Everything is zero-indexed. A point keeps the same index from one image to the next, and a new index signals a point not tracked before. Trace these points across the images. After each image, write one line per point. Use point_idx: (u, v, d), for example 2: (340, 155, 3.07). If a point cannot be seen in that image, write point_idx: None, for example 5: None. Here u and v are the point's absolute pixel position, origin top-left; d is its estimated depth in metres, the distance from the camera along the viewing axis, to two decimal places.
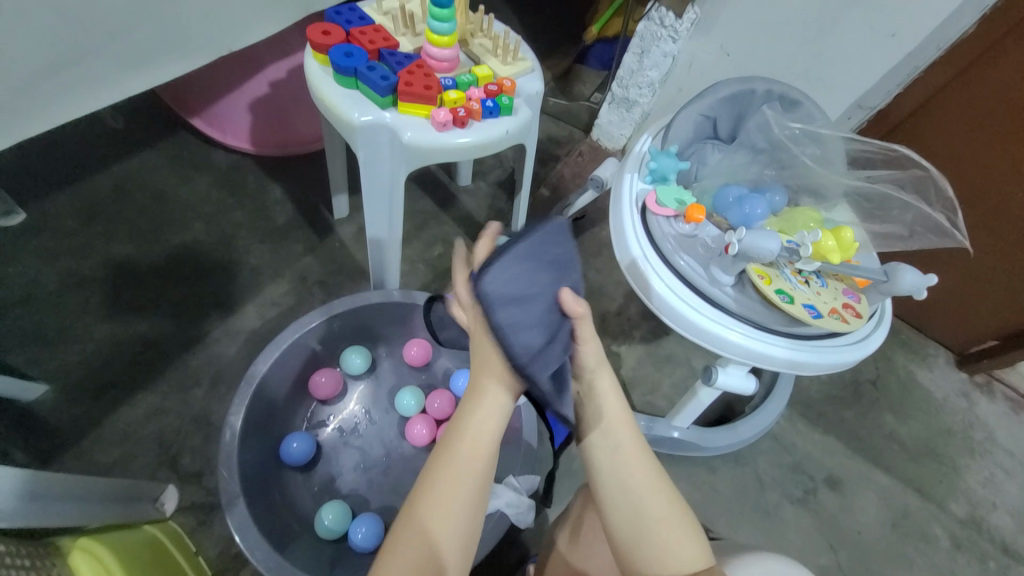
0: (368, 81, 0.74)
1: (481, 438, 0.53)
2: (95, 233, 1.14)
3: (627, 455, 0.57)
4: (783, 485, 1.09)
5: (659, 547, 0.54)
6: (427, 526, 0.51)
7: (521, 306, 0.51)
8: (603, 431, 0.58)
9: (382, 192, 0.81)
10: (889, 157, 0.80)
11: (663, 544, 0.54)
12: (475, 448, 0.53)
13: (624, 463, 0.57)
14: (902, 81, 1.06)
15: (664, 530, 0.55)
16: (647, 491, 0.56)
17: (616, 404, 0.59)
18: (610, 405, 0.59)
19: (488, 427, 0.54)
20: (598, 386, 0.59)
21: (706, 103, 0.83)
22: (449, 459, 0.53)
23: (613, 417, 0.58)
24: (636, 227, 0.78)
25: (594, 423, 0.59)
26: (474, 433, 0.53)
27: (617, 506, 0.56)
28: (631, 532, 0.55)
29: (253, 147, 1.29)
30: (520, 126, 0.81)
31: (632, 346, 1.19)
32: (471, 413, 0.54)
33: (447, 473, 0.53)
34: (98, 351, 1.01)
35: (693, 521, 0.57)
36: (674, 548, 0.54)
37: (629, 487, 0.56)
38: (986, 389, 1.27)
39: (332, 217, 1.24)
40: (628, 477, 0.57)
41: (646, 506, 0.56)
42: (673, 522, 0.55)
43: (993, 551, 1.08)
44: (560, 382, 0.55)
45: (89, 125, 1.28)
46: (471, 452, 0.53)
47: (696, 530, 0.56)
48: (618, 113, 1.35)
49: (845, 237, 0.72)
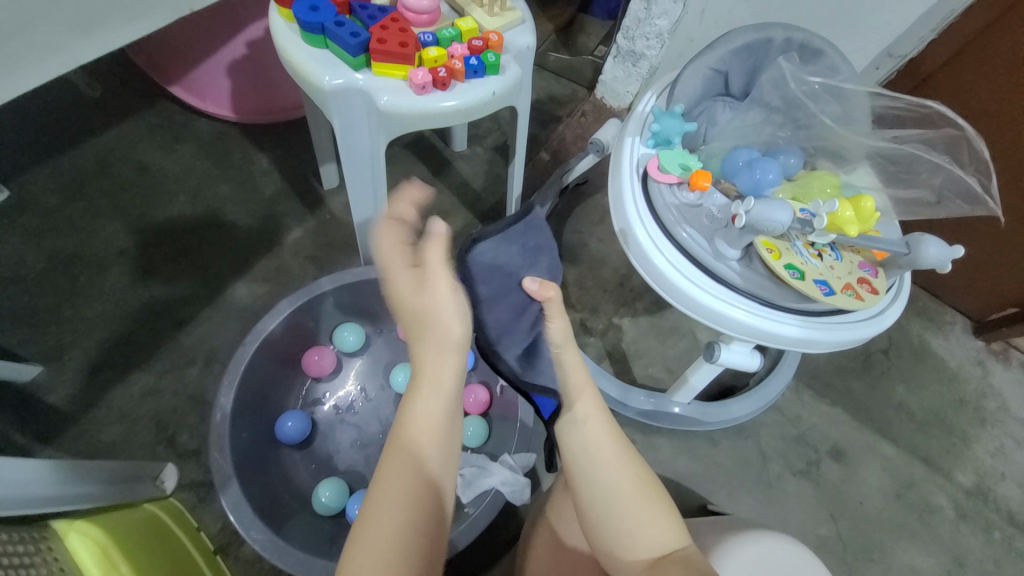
0: (338, 39, 0.67)
1: (439, 408, 0.54)
2: (78, 210, 1.11)
3: (595, 430, 0.58)
4: (785, 457, 1.07)
5: (628, 519, 0.54)
6: (399, 485, 0.50)
7: (497, 279, 0.59)
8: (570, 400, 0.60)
9: (363, 163, 0.76)
10: (921, 115, 0.73)
11: (631, 516, 0.54)
12: (435, 400, 0.54)
13: (593, 440, 0.58)
14: (935, 26, 0.98)
15: (633, 501, 0.54)
16: (614, 463, 0.56)
17: (581, 374, 0.61)
18: (574, 374, 0.61)
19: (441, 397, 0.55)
20: (564, 358, 0.61)
21: (717, 55, 0.75)
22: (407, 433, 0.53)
23: (579, 386, 0.60)
24: (636, 196, 0.72)
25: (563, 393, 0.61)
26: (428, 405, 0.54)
27: (586, 477, 0.56)
28: (599, 502, 0.55)
29: (235, 114, 1.22)
30: (508, 86, 0.74)
31: (635, 319, 1.15)
32: (426, 369, 0.55)
33: (414, 426, 0.53)
34: (90, 332, 1.00)
35: (665, 496, 0.56)
36: (644, 520, 0.53)
37: (596, 456, 0.57)
38: (1003, 357, 1.22)
39: (321, 187, 1.19)
40: (596, 447, 0.57)
41: (615, 477, 0.55)
42: (643, 495, 0.55)
43: (997, 520, 1.07)
44: (527, 357, 0.61)
45: (65, 94, 1.22)
46: (429, 421, 0.53)
47: (668, 505, 0.55)
48: (624, 68, 1.24)
49: (865, 207, 0.65)
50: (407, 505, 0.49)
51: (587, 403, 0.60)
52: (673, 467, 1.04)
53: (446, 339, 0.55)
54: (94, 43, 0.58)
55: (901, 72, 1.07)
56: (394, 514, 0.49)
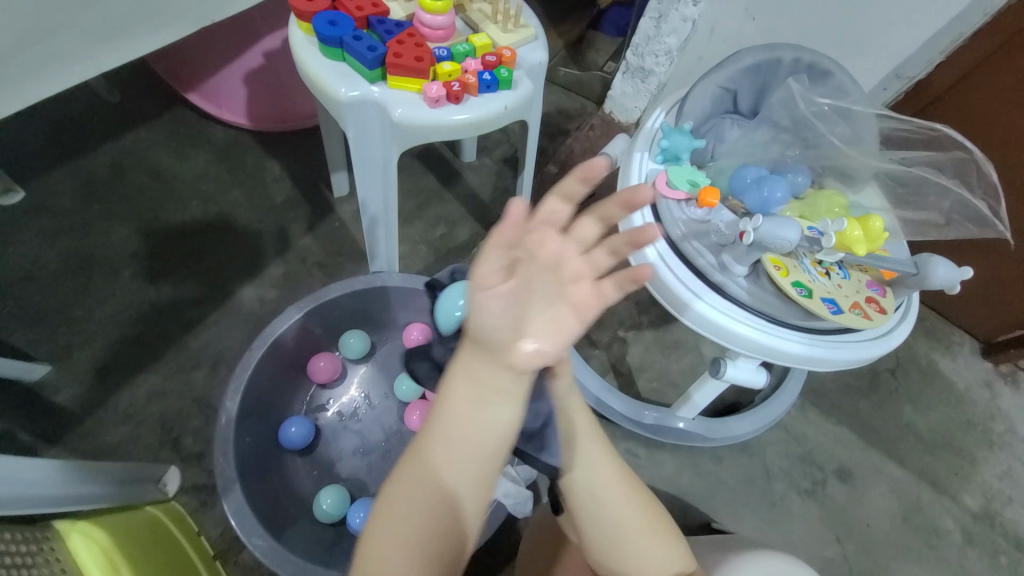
0: (355, 52, 0.69)
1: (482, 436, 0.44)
2: (93, 212, 1.13)
3: (602, 471, 0.54)
4: (790, 476, 1.06)
5: (637, 559, 0.54)
6: (411, 509, 0.45)
7: None
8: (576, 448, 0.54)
9: (375, 173, 0.77)
10: (928, 137, 0.73)
11: (641, 554, 0.54)
12: (461, 428, 0.45)
13: (599, 480, 0.54)
14: (944, 48, 0.99)
15: (644, 541, 0.54)
16: (623, 506, 0.54)
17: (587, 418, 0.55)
18: (580, 420, 0.54)
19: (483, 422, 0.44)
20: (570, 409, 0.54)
21: (726, 74, 0.76)
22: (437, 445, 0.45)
23: (584, 433, 0.54)
24: (644, 211, 0.73)
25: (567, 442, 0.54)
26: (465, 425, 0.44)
27: (594, 524, 0.54)
28: (609, 548, 0.54)
29: (250, 123, 1.25)
30: (520, 101, 0.75)
31: (640, 332, 1.15)
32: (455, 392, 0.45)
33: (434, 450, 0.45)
34: (99, 333, 1.01)
35: (671, 525, 0.57)
36: (652, 556, 0.54)
37: (602, 504, 0.53)
38: (1011, 379, 1.21)
39: (332, 195, 1.21)
40: (603, 496, 0.53)
41: (626, 523, 0.53)
42: (652, 534, 0.55)
43: (1006, 546, 1.05)
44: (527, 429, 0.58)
45: (85, 99, 1.25)
46: (462, 443, 0.44)
47: (674, 534, 0.57)
48: (633, 84, 1.26)
49: (873, 226, 0.66)
50: (424, 526, 0.44)
51: (593, 451, 0.54)
52: (676, 483, 1.03)
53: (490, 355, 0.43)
54: (117, 51, 0.59)
55: (910, 93, 1.07)
56: (409, 531, 0.44)
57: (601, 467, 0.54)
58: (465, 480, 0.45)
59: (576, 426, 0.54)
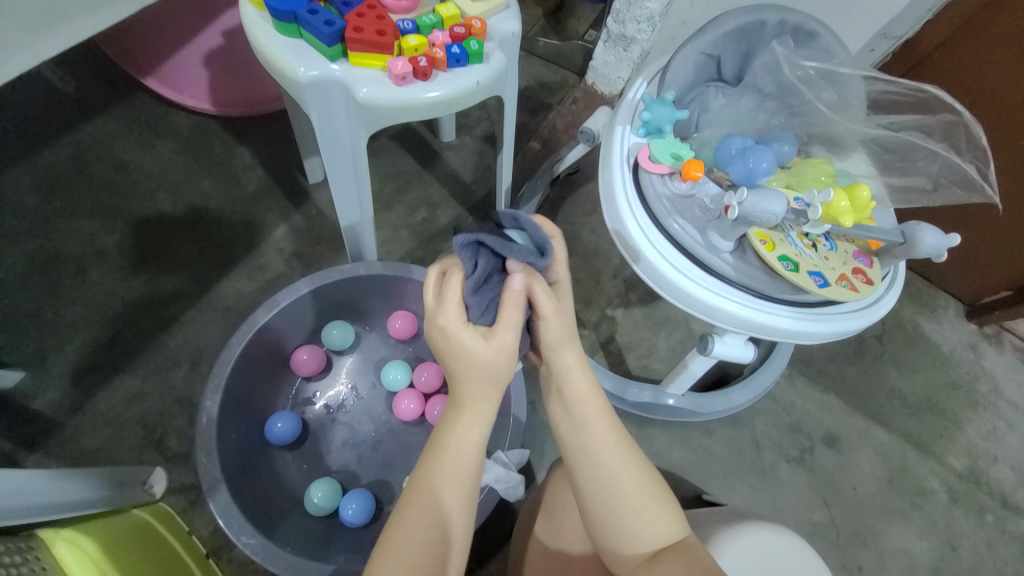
0: (312, 28, 0.64)
1: (468, 440, 0.54)
2: (55, 209, 1.08)
3: (592, 429, 0.55)
4: (779, 445, 1.07)
5: (632, 519, 0.53)
6: (426, 519, 0.52)
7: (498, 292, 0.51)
8: (571, 405, 0.56)
9: (344, 157, 0.73)
10: (918, 99, 0.71)
11: (636, 512, 0.53)
12: (462, 451, 0.54)
13: (588, 439, 0.55)
14: (931, 6, 0.96)
15: (635, 502, 0.53)
16: (615, 464, 0.54)
17: (586, 381, 0.56)
18: (575, 380, 0.56)
19: (478, 423, 0.54)
20: (561, 360, 0.56)
21: (708, 40, 0.73)
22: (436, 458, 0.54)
23: (580, 401, 0.56)
24: (626, 186, 0.71)
25: (564, 400, 0.57)
26: (461, 434, 0.54)
27: (589, 478, 0.54)
28: (599, 512, 0.54)
29: (213, 107, 1.18)
30: (493, 75, 0.72)
31: (629, 310, 1.14)
32: (451, 424, 0.54)
33: (443, 466, 0.53)
34: (72, 335, 0.98)
35: (667, 491, 0.55)
36: (644, 518, 0.53)
37: (594, 459, 0.54)
38: (995, 340, 1.22)
39: (306, 181, 1.16)
40: (594, 449, 0.54)
41: (618, 483, 0.53)
42: (644, 492, 0.54)
43: (990, 503, 1.08)
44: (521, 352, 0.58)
45: (37, 89, 1.18)
46: (459, 456, 0.54)
47: (671, 502, 0.55)
48: (615, 53, 1.22)
49: (860, 196, 0.63)
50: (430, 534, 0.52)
51: (589, 411, 0.56)
52: (668, 458, 1.04)
53: (485, 376, 0.51)
54: (57, 38, 0.53)
55: (897, 54, 1.04)
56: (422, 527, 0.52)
57: (596, 424, 0.55)
58: (458, 497, 0.53)
59: (573, 387, 0.56)
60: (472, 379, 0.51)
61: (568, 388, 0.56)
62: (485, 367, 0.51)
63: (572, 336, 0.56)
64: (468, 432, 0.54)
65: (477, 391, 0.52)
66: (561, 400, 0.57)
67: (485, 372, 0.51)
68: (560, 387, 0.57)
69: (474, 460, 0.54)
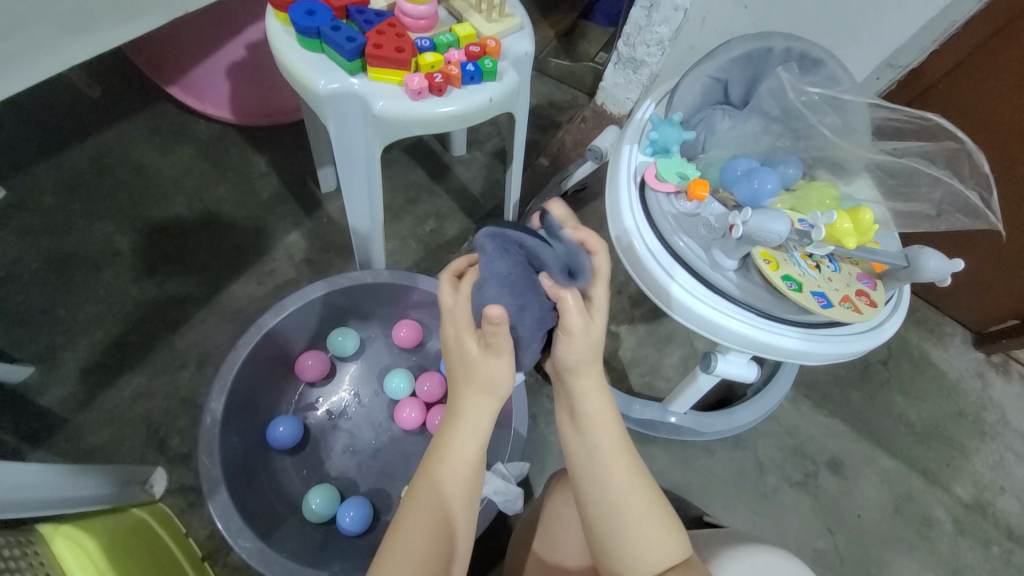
0: (334, 43, 0.67)
1: (471, 449, 0.54)
2: (75, 210, 1.11)
3: (604, 446, 0.55)
4: (782, 468, 1.06)
5: (636, 540, 0.52)
6: (427, 523, 0.52)
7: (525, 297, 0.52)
8: (585, 425, 0.56)
9: (358, 166, 0.75)
10: (920, 127, 0.73)
11: (641, 535, 0.52)
12: (463, 456, 0.54)
13: (602, 457, 0.55)
14: (937, 37, 0.98)
15: (641, 525, 0.53)
16: (621, 487, 0.54)
17: (602, 403, 0.56)
18: (591, 403, 0.56)
19: (477, 435, 0.54)
20: (578, 381, 0.55)
21: (716, 64, 0.75)
22: (435, 466, 0.54)
23: (597, 422, 0.56)
24: (633, 203, 0.72)
25: (577, 421, 0.56)
26: (458, 445, 0.54)
27: (595, 497, 0.54)
28: (603, 530, 0.54)
29: (233, 116, 1.21)
30: (505, 92, 0.74)
31: (633, 327, 1.14)
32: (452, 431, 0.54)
33: (444, 472, 0.54)
34: (83, 333, 1.00)
35: (672, 514, 0.55)
36: (649, 540, 0.52)
37: (603, 477, 0.54)
38: (1003, 369, 1.21)
39: (319, 190, 1.19)
40: (605, 468, 0.54)
41: (626, 504, 0.53)
42: (649, 516, 0.53)
43: (998, 536, 1.05)
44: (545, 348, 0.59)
45: (65, 94, 1.23)
46: (457, 468, 0.54)
47: (676, 526, 0.54)
48: (625, 75, 1.25)
49: (863, 219, 0.65)
50: (430, 537, 0.52)
51: (604, 432, 0.55)
52: (668, 477, 1.03)
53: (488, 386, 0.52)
54: (88, 43, 0.55)
55: (901, 83, 1.07)
56: (423, 537, 0.52)
57: (605, 446, 0.55)
58: (461, 499, 0.54)
59: (588, 411, 0.56)
60: (473, 387, 0.52)
61: (581, 410, 0.56)
62: (486, 379, 0.52)
63: (593, 357, 0.55)
64: (465, 446, 0.54)
65: (481, 399, 0.53)
66: (573, 420, 0.57)
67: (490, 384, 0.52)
68: (576, 410, 0.56)
69: (469, 473, 0.54)
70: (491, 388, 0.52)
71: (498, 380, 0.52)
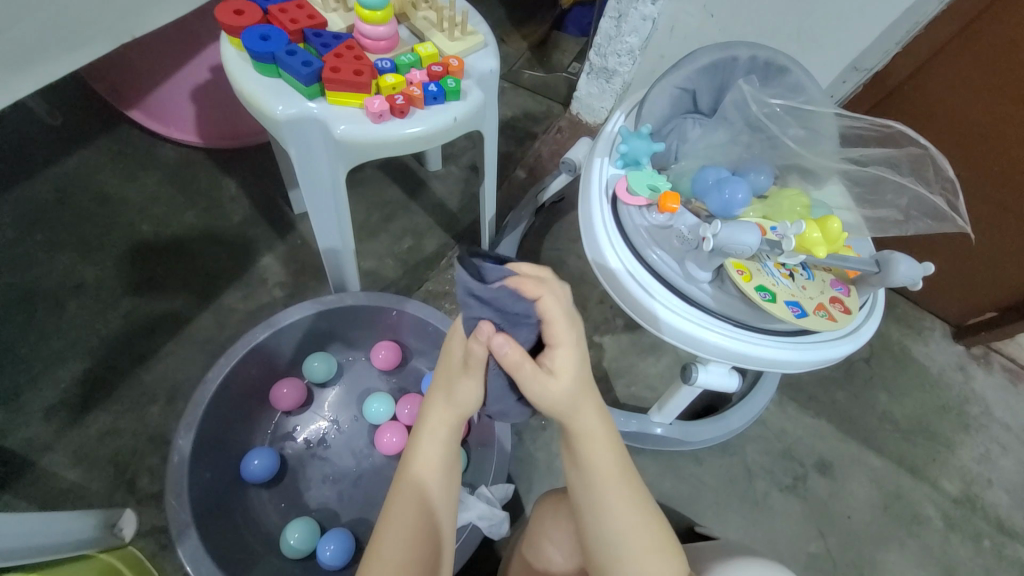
0: (290, 68, 0.66)
1: (438, 454, 0.55)
2: (36, 243, 1.07)
3: (603, 479, 0.53)
4: (771, 473, 1.06)
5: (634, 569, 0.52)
6: (409, 531, 0.53)
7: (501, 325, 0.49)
8: (583, 457, 0.53)
9: (325, 191, 0.74)
10: (883, 134, 0.74)
11: (639, 562, 0.52)
12: (433, 462, 0.55)
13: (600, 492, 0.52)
14: (900, 39, 1.00)
15: (641, 554, 0.52)
16: (622, 520, 0.52)
17: (600, 433, 0.53)
18: (589, 434, 0.53)
19: (442, 443, 0.55)
20: (574, 416, 0.52)
21: (683, 75, 0.75)
22: (411, 474, 0.55)
23: (595, 455, 0.53)
24: (605, 217, 0.71)
25: (572, 453, 0.54)
26: (428, 452, 0.55)
27: (593, 529, 0.53)
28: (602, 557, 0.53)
29: (200, 138, 1.19)
30: (470, 111, 0.73)
31: (616, 336, 1.13)
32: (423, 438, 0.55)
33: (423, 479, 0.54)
34: (48, 370, 0.96)
35: (670, 538, 0.54)
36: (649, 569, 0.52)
37: (603, 511, 0.52)
38: (983, 361, 1.22)
39: (291, 211, 1.16)
40: (604, 501, 0.52)
41: (626, 535, 0.52)
42: (650, 545, 0.52)
43: (988, 529, 1.06)
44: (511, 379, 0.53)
45: (23, 122, 1.19)
46: (431, 474, 0.55)
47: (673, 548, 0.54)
48: (598, 84, 1.25)
49: (831, 228, 0.64)
50: (412, 544, 0.53)
51: (601, 466, 0.53)
52: (657, 489, 1.01)
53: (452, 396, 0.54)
54: (31, 77, 0.53)
55: (865, 86, 1.09)
56: (407, 543, 0.53)
57: (602, 478, 0.53)
58: (440, 503, 0.55)
59: (586, 444, 0.53)
60: (439, 394, 0.55)
61: (579, 444, 0.53)
62: (456, 393, 0.54)
63: (583, 391, 0.52)
64: (433, 451, 0.55)
65: (444, 409, 0.55)
66: (569, 450, 0.54)
67: (457, 400, 0.54)
68: (570, 441, 0.54)
69: (446, 478, 0.55)
70: (458, 402, 0.54)
71: (470, 400, 0.54)
